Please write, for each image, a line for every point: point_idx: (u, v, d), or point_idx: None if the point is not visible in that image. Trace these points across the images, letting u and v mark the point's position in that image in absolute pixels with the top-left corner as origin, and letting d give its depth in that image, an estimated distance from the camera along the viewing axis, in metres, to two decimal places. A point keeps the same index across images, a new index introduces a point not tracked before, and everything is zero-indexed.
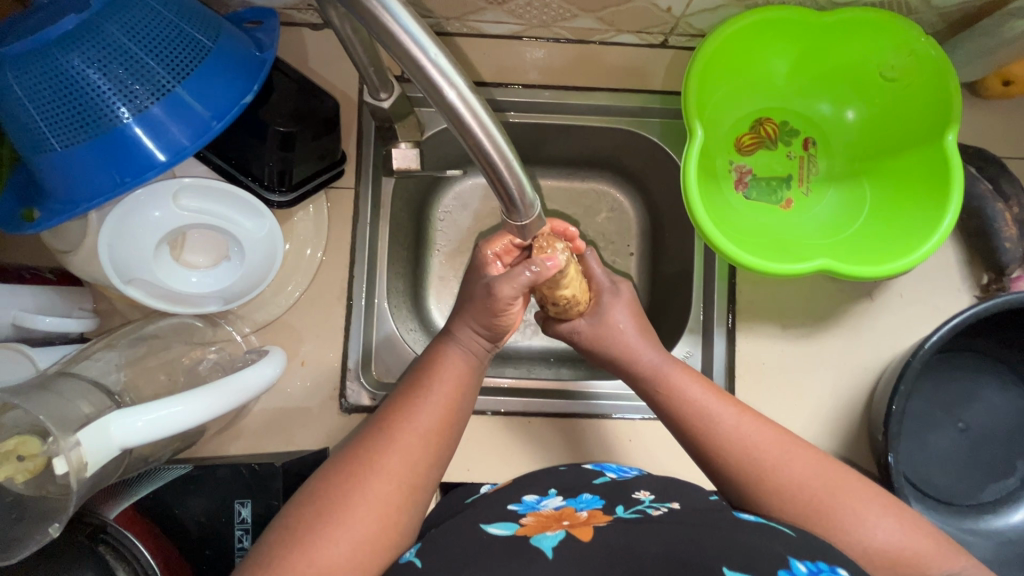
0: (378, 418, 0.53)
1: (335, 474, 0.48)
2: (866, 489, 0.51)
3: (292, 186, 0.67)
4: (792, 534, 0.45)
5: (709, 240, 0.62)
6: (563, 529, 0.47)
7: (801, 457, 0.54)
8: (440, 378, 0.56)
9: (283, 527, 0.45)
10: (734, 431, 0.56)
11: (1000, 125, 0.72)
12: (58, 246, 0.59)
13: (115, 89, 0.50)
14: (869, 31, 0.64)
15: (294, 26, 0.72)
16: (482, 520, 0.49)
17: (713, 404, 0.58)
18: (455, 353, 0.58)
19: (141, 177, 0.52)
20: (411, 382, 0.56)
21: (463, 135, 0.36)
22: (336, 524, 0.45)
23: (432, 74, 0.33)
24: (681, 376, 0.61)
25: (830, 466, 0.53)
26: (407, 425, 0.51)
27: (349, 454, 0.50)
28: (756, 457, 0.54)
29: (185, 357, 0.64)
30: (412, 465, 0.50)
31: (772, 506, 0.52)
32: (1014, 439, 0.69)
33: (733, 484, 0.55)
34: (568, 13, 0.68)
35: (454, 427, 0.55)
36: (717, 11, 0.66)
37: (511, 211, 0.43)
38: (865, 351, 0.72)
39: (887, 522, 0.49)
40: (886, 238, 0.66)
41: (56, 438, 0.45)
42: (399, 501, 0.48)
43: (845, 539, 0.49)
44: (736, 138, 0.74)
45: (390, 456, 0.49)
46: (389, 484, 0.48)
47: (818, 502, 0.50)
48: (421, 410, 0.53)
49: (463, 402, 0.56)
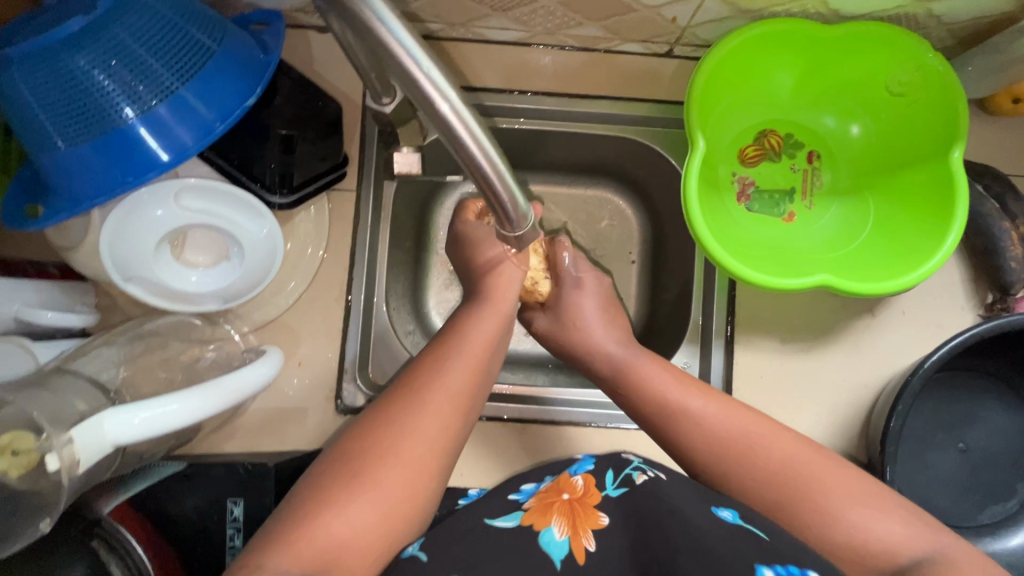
0: (405, 381, 0.52)
1: (363, 432, 0.48)
2: (841, 470, 0.50)
3: (293, 187, 0.68)
4: (767, 537, 0.44)
5: (708, 252, 0.62)
6: (567, 537, 0.45)
7: (774, 437, 0.53)
8: (469, 343, 0.55)
9: (312, 484, 0.44)
10: (711, 417, 0.55)
11: (1009, 143, 0.71)
12: (61, 243, 0.60)
13: (121, 89, 0.51)
14: (874, 46, 0.63)
15: (301, 29, 0.72)
16: (489, 513, 0.49)
17: (690, 391, 0.58)
18: (483, 322, 0.58)
19: (144, 177, 0.53)
20: (440, 342, 0.56)
21: (455, 146, 0.36)
22: (367, 481, 0.44)
23: (424, 87, 0.33)
24: (645, 365, 0.61)
25: (819, 453, 0.52)
26: (439, 384, 0.51)
27: (377, 413, 0.49)
28: (737, 443, 0.53)
29: (183, 355, 0.65)
30: (443, 429, 0.49)
31: (756, 494, 0.51)
32: (1016, 462, 0.68)
33: (716, 472, 0.53)
34: (573, 21, 0.68)
35: (481, 384, 0.54)
36: (722, 23, 0.65)
37: (503, 223, 0.43)
38: (866, 368, 0.71)
39: (871, 506, 0.48)
40: (899, 240, 0.66)
41: (50, 435, 0.45)
42: (430, 458, 0.47)
43: (827, 529, 0.47)
44: (740, 149, 0.74)
45: (422, 418, 0.48)
46: (421, 448, 0.47)
47: (803, 487, 0.49)
48: (451, 373, 0.52)
49: (490, 360, 0.56)
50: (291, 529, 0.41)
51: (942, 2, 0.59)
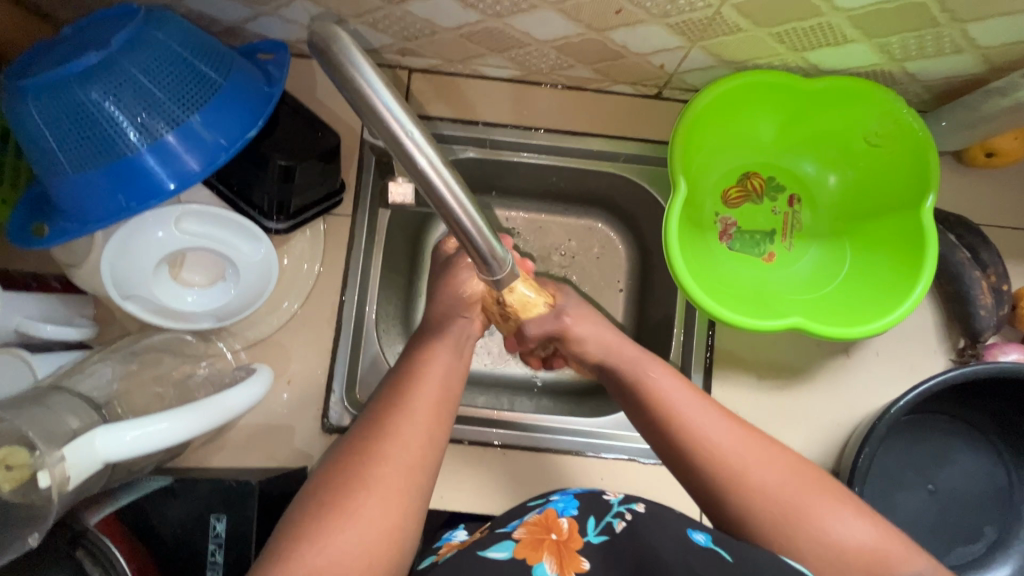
0: (373, 411, 0.53)
1: (327, 473, 0.49)
2: (828, 491, 0.51)
3: (290, 214, 0.70)
4: (732, 558, 0.47)
5: (688, 293, 0.64)
6: (553, 571, 0.47)
7: (767, 460, 0.53)
8: (427, 369, 0.56)
9: (286, 530, 0.45)
10: (706, 429, 0.54)
11: (984, 193, 0.74)
12: (64, 259, 0.63)
13: (129, 120, 0.54)
14: (850, 100, 0.66)
15: (305, 58, 0.75)
16: (482, 544, 0.50)
17: (687, 403, 0.56)
18: (439, 349, 0.58)
19: (146, 203, 0.55)
20: (402, 371, 0.56)
21: (434, 199, 0.37)
22: (337, 518, 0.45)
23: (405, 145, 0.35)
24: (653, 373, 0.59)
25: (802, 467, 0.53)
26: (405, 413, 0.52)
27: (345, 449, 0.50)
28: (730, 458, 0.53)
29: (175, 371, 0.67)
30: (412, 453, 0.50)
31: (746, 508, 0.51)
32: (983, 504, 0.70)
33: (706, 486, 0.53)
34: (565, 63, 0.71)
35: (447, 406, 0.55)
36: (708, 71, 0.68)
37: (484, 266, 0.45)
38: (838, 407, 0.73)
39: (850, 517, 0.50)
40: (880, 281, 0.67)
41: (42, 453, 0.47)
42: (402, 487, 0.48)
43: (813, 544, 0.49)
44: (723, 190, 0.76)
45: (390, 448, 0.49)
46: (393, 476, 0.48)
47: (780, 508, 0.50)
48: (414, 400, 0.53)
49: (453, 382, 0.57)
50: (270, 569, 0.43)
51: (915, 62, 0.61)
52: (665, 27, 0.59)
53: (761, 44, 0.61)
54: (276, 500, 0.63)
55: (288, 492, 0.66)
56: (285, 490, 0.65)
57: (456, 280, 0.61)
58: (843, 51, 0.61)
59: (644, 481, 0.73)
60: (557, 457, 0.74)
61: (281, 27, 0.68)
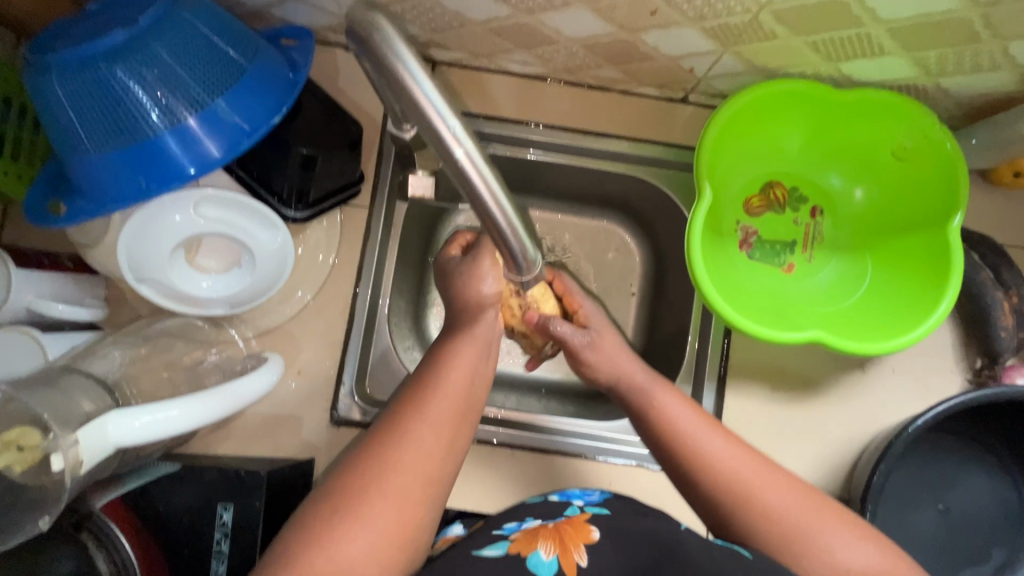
0: (385, 415, 0.52)
1: (338, 474, 0.48)
2: (833, 517, 0.50)
3: (309, 203, 0.69)
4: (750, 556, 0.47)
5: (710, 301, 0.63)
6: (555, 554, 0.47)
7: (775, 481, 0.52)
8: (453, 370, 0.55)
9: (294, 528, 0.45)
10: (713, 450, 0.54)
11: (1009, 213, 0.73)
12: (79, 239, 0.62)
13: (154, 101, 0.53)
14: (881, 113, 0.65)
15: (329, 46, 0.74)
16: (476, 543, 0.49)
17: (696, 425, 0.56)
18: (464, 348, 0.57)
19: (167, 186, 0.54)
20: (422, 373, 0.55)
21: (470, 195, 0.37)
22: (348, 520, 0.45)
23: (444, 136, 0.34)
24: (663, 393, 0.59)
25: (806, 489, 0.52)
26: (423, 416, 0.51)
27: (363, 449, 0.50)
28: (735, 480, 0.52)
29: (186, 357, 0.66)
30: (429, 459, 0.49)
31: (750, 529, 0.50)
32: (993, 527, 0.69)
33: (711, 507, 0.53)
34: (593, 62, 0.70)
35: (467, 413, 0.54)
36: (737, 77, 0.67)
37: (513, 267, 0.45)
38: (852, 422, 0.73)
39: (856, 541, 0.48)
40: (902, 300, 0.67)
41: (57, 435, 0.46)
42: (415, 494, 0.48)
43: (817, 568, 0.48)
44: (746, 198, 0.75)
45: (408, 450, 0.49)
46: (410, 481, 0.48)
47: (787, 528, 0.49)
48: (436, 401, 0.52)
49: (476, 388, 0.56)
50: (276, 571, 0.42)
51: (950, 78, 0.60)
52: (699, 31, 0.58)
53: (795, 53, 0.60)
54: (283, 492, 0.63)
55: (295, 484, 0.65)
56: (291, 482, 0.65)
57: (475, 278, 0.61)
58: (878, 63, 0.60)
59: (652, 488, 0.73)
60: (565, 460, 0.73)
61: (307, 13, 0.67)
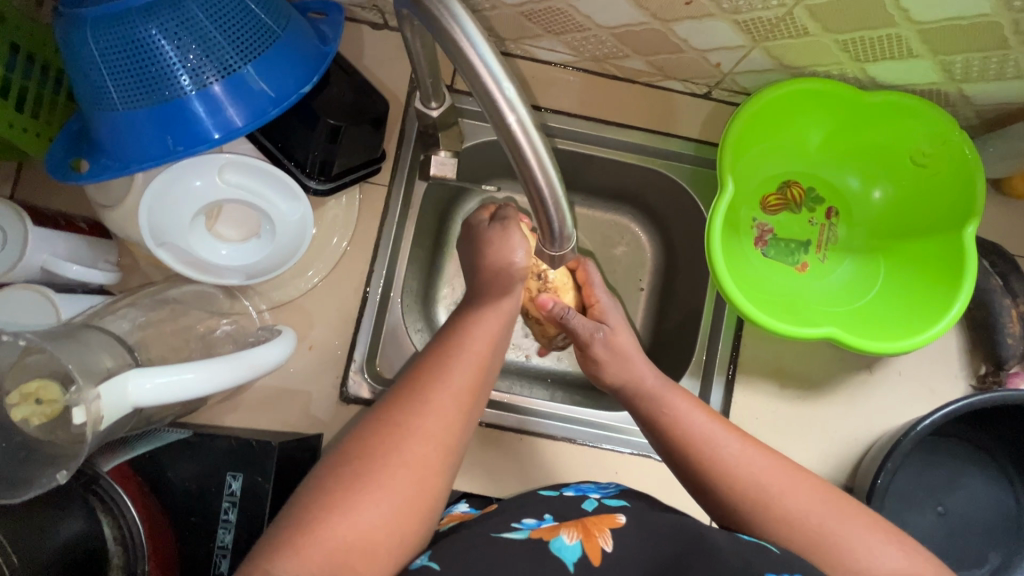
0: (403, 385, 0.52)
1: (354, 440, 0.48)
2: (858, 513, 0.50)
3: (330, 176, 0.69)
4: (778, 551, 0.47)
5: (726, 292, 0.64)
6: (579, 539, 0.47)
7: (797, 485, 0.52)
8: (472, 342, 0.56)
9: (310, 490, 0.45)
10: (734, 460, 0.54)
11: (1020, 224, 0.74)
12: (99, 200, 0.61)
13: (184, 62, 0.52)
14: (902, 117, 0.66)
15: (356, 22, 0.74)
16: (493, 526, 0.48)
17: (716, 432, 0.56)
18: (485, 320, 0.58)
19: (195, 149, 0.54)
20: (439, 344, 0.56)
21: (518, 162, 0.38)
22: (366, 487, 0.45)
23: (497, 101, 0.35)
24: (677, 401, 0.59)
25: (832, 493, 0.52)
26: (442, 386, 0.51)
27: (380, 416, 0.49)
28: (759, 485, 0.52)
29: (199, 325, 0.65)
30: (448, 429, 0.50)
31: (776, 534, 0.50)
32: (991, 531, 0.70)
33: (732, 512, 0.53)
34: (621, 52, 0.70)
35: (483, 387, 0.55)
36: (763, 74, 0.68)
37: (547, 240, 0.46)
38: (857, 422, 0.73)
39: (884, 546, 0.48)
40: (916, 305, 0.67)
41: (79, 388, 0.46)
42: (435, 463, 0.48)
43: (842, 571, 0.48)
44: (763, 196, 0.76)
45: (427, 420, 0.49)
46: (427, 451, 0.48)
47: (811, 535, 0.49)
48: (456, 373, 0.53)
49: (493, 361, 0.57)
50: (294, 533, 0.42)
51: (973, 84, 0.61)
52: (732, 24, 0.59)
53: (824, 51, 0.61)
54: (292, 465, 0.62)
55: (303, 457, 0.65)
56: (299, 455, 0.64)
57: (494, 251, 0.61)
58: (905, 65, 0.61)
59: (657, 479, 0.73)
60: (572, 447, 0.74)
61: None
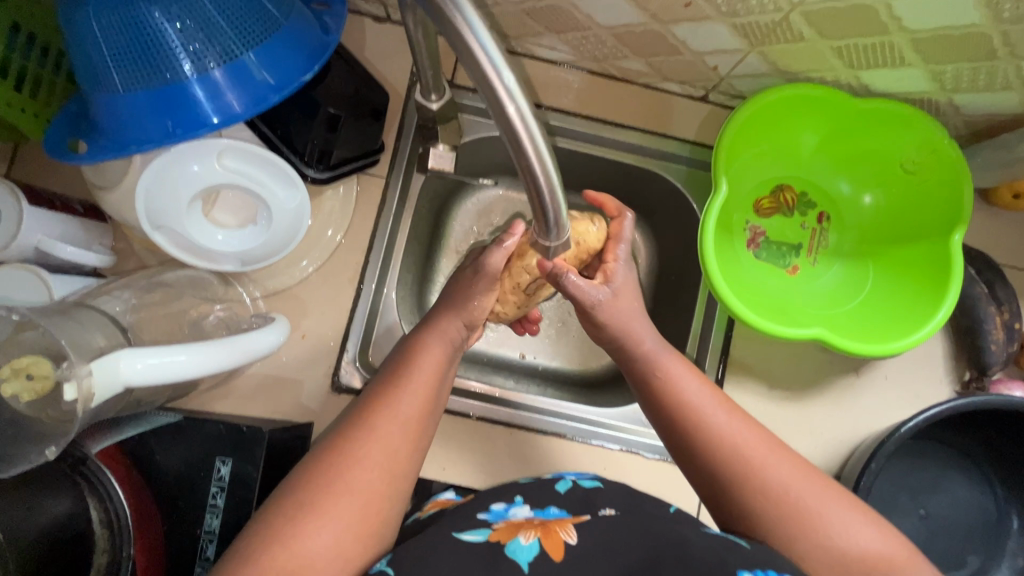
0: (351, 414, 0.52)
1: (302, 468, 0.48)
2: (838, 495, 0.51)
3: (330, 165, 0.70)
4: (748, 546, 0.46)
5: (718, 291, 0.65)
6: (536, 539, 0.46)
7: (783, 459, 0.53)
8: (419, 369, 0.56)
9: (256, 524, 0.45)
10: (724, 429, 0.54)
11: (1006, 233, 0.75)
12: (96, 181, 0.61)
13: (185, 46, 0.52)
14: (893, 124, 0.67)
15: (359, 16, 0.75)
16: (456, 526, 0.49)
17: (704, 400, 0.56)
18: (433, 348, 0.58)
19: (193, 133, 0.54)
20: (390, 372, 0.56)
21: (517, 152, 0.39)
22: (308, 517, 0.44)
23: (498, 89, 0.36)
24: (673, 361, 0.59)
25: (818, 475, 0.52)
26: (388, 416, 0.51)
27: (323, 446, 0.50)
28: (745, 456, 0.52)
29: (192, 310, 0.65)
30: (394, 457, 0.50)
31: (754, 506, 0.51)
32: (971, 534, 0.72)
33: (716, 481, 0.53)
34: (620, 53, 0.71)
35: (433, 416, 0.55)
36: (759, 78, 0.69)
37: (544, 230, 0.47)
38: (843, 424, 0.74)
39: (863, 526, 0.49)
40: (898, 311, 0.69)
41: (71, 364, 0.46)
42: (380, 491, 0.48)
43: (812, 545, 0.49)
44: (756, 199, 0.78)
45: (371, 446, 0.49)
46: (373, 477, 0.48)
47: (793, 509, 0.50)
48: (403, 400, 0.53)
49: (442, 388, 0.57)
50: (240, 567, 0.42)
51: (963, 94, 0.63)
52: (729, 28, 0.59)
53: (819, 57, 0.62)
54: (280, 452, 0.62)
55: (293, 446, 0.65)
56: (288, 443, 0.64)
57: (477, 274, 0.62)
58: (897, 73, 0.62)
59: (645, 476, 0.74)
60: (561, 443, 0.74)
61: None
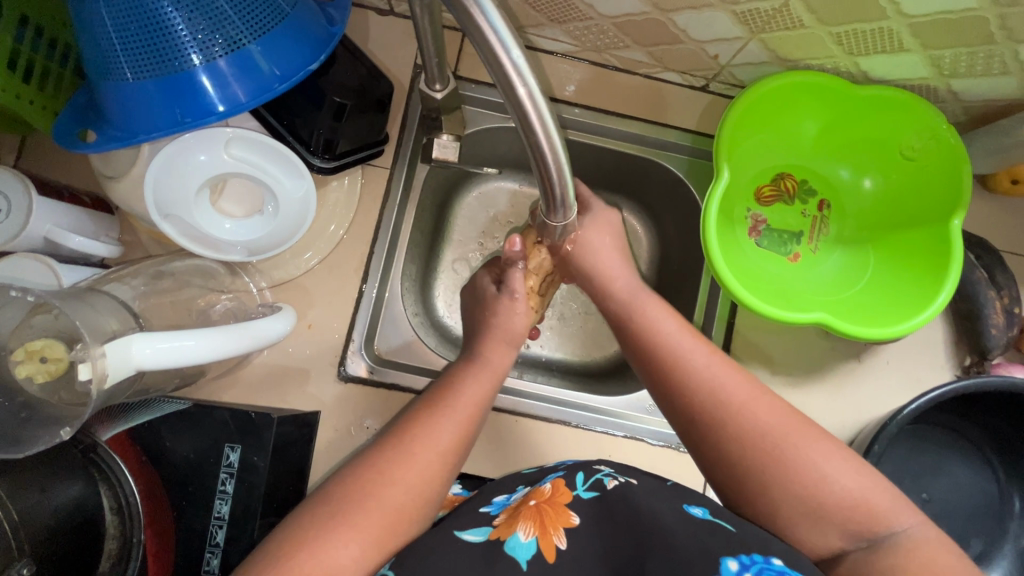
0: (387, 437, 0.54)
1: (335, 483, 0.49)
2: (816, 433, 0.52)
3: (335, 155, 0.70)
4: (734, 529, 0.47)
5: (720, 276, 0.65)
6: (534, 536, 0.46)
7: (761, 399, 0.54)
8: (460, 400, 0.57)
9: (285, 530, 0.46)
10: (703, 370, 0.57)
11: (1004, 218, 0.76)
12: (104, 171, 0.62)
13: (192, 35, 0.52)
14: (893, 111, 0.68)
15: (363, 9, 0.75)
16: (459, 525, 0.49)
17: (686, 341, 0.59)
18: (474, 383, 0.60)
19: (201, 121, 0.55)
20: (428, 401, 0.57)
21: (526, 132, 0.40)
22: (337, 530, 0.46)
23: (507, 69, 0.36)
24: (657, 312, 0.62)
25: (795, 415, 0.54)
26: (426, 443, 0.53)
27: (356, 465, 0.51)
28: (723, 397, 0.54)
29: (200, 299, 0.65)
30: (427, 482, 0.51)
31: (729, 442, 0.53)
32: (973, 517, 0.72)
33: (694, 421, 0.55)
34: (622, 43, 0.72)
35: (468, 447, 0.56)
36: (760, 67, 0.70)
37: (551, 208, 0.48)
38: (845, 410, 0.75)
39: (837, 463, 0.50)
40: (895, 295, 0.70)
41: (85, 345, 0.46)
42: (409, 512, 0.49)
43: (785, 495, 0.50)
44: (757, 187, 0.78)
45: (406, 469, 0.50)
46: (404, 498, 0.49)
47: (768, 447, 0.52)
48: (442, 430, 0.54)
49: (480, 423, 0.58)
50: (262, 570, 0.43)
51: (961, 80, 0.63)
52: (730, 15, 0.60)
53: (818, 44, 0.63)
54: (288, 440, 0.63)
55: (300, 433, 0.66)
56: (295, 431, 0.65)
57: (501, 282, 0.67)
58: (896, 59, 0.62)
59: (650, 464, 0.75)
60: (566, 431, 0.75)
61: None
